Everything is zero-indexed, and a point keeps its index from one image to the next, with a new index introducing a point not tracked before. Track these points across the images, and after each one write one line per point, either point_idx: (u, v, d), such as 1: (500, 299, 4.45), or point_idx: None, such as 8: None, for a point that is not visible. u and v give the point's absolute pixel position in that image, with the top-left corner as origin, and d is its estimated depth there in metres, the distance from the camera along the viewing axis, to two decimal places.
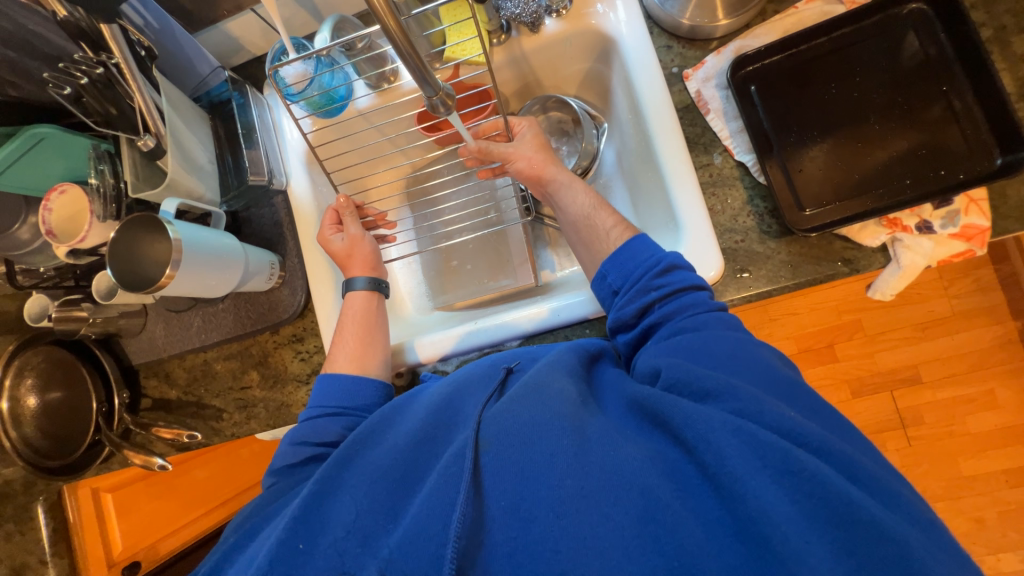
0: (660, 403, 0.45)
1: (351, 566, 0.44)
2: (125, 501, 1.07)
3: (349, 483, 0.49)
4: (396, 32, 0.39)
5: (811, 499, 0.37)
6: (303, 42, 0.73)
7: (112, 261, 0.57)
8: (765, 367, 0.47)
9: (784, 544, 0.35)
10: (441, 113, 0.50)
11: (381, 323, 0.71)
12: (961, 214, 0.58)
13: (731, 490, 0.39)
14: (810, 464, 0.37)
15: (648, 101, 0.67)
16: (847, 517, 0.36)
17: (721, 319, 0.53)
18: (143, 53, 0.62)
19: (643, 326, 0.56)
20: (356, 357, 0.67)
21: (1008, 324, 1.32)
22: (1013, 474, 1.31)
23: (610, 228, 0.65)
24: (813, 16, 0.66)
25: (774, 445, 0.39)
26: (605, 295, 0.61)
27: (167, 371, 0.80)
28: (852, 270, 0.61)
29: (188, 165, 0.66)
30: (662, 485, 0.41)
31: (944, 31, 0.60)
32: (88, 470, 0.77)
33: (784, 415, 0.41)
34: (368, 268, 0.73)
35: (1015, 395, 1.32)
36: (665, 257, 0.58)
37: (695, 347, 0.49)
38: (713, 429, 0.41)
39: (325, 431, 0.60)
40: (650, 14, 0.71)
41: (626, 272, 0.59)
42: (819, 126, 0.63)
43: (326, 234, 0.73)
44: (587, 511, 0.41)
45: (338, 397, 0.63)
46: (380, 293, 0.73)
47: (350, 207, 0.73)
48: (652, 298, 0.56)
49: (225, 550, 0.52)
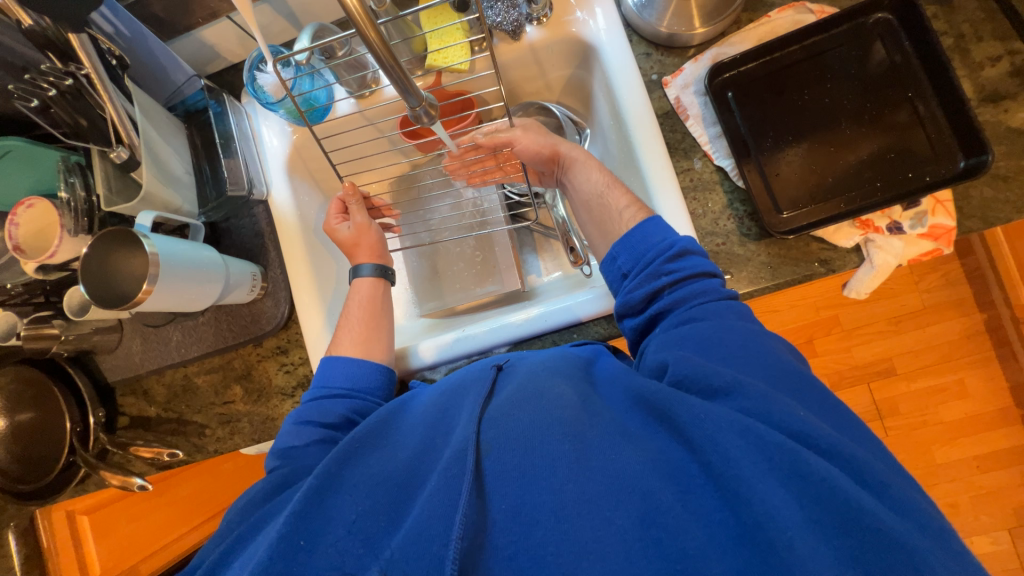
0: (669, 400, 0.46)
1: (352, 568, 0.43)
2: (104, 522, 1.04)
3: (347, 488, 0.48)
4: (378, 42, 0.38)
5: (816, 503, 0.38)
6: (282, 50, 0.72)
7: (85, 280, 0.55)
8: (772, 356, 0.49)
9: (790, 552, 0.36)
10: (426, 122, 0.50)
11: (386, 311, 0.72)
12: (928, 215, 0.60)
13: (737, 492, 0.40)
14: (820, 468, 0.39)
15: (630, 106, 0.68)
16: (852, 523, 0.37)
17: (733, 308, 0.54)
18: (114, 63, 0.60)
19: (650, 312, 0.58)
20: (361, 342, 0.67)
21: (974, 316, 1.37)
22: (984, 459, 1.37)
23: (625, 208, 0.65)
24: (786, 25, 0.68)
25: (782, 447, 0.40)
26: (614, 277, 0.63)
27: (145, 388, 0.78)
28: (828, 271, 0.63)
29: (163, 175, 0.64)
30: (663, 488, 0.41)
31: (908, 40, 0.62)
32: (62, 493, 0.74)
33: (795, 415, 0.43)
34: (375, 255, 0.74)
35: (983, 383, 1.38)
36: (677, 241, 0.59)
37: (703, 337, 0.51)
38: (720, 429, 0.42)
39: (329, 412, 0.60)
40: (629, 22, 0.72)
41: (637, 254, 0.60)
42: (794, 131, 0.65)
43: (332, 223, 0.74)
44: (589, 515, 0.41)
45: (344, 379, 0.63)
46: (386, 280, 0.75)
47: (357, 196, 0.73)
48: (662, 283, 0.57)
49: (228, 544, 0.49)
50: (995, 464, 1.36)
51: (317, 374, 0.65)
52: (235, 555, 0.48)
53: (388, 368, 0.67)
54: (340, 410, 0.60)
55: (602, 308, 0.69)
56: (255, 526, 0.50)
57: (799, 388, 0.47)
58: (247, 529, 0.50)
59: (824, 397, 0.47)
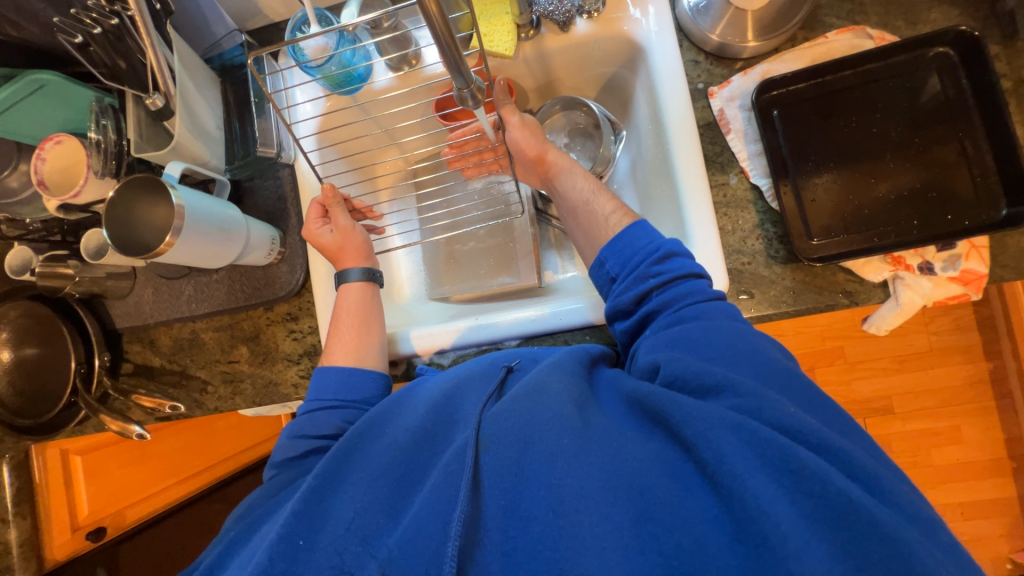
0: (660, 400, 0.45)
1: (351, 566, 0.43)
2: (95, 464, 1.04)
3: (349, 482, 0.49)
4: (437, 15, 0.37)
5: (810, 498, 0.38)
6: (327, 13, 0.70)
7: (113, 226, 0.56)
8: (763, 356, 0.48)
9: (784, 545, 0.36)
10: (471, 105, 0.50)
11: (376, 313, 0.70)
12: (962, 258, 0.59)
13: (730, 488, 0.39)
14: (811, 463, 0.38)
15: (669, 112, 0.67)
16: (845, 515, 0.37)
17: (721, 309, 0.53)
18: (158, 8, 0.59)
19: (640, 314, 0.57)
20: (352, 350, 0.66)
21: (981, 364, 1.36)
22: (969, 507, 1.37)
23: (610, 214, 0.65)
24: (843, 47, 0.66)
25: (774, 443, 0.40)
26: (603, 281, 0.62)
27: (153, 337, 0.78)
28: (851, 303, 0.62)
29: (196, 128, 0.63)
30: (660, 484, 0.41)
31: (966, 77, 0.61)
32: (61, 431, 0.74)
33: (785, 411, 0.42)
34: (361, 259, 0.72)
35: (980, 432, 1.37)
36: (665, 244, 0.58)
37: (693, 338, 0.50)
38: (713, 427, 0.42)
39: (324, 424, 0.60)
40: (682, 26, 0.71)
41: (625, 258, 0.59)
42: (836, 157, 0.63)
43: (313, 227, 0.71)
44: (587, 510, 0.41)
45: (335, 390, 0.63)
46: (375, 283, 0.73)
47: (336, 197, 0.69)
48: (650, 285, 0.56)
49: (224, 547, 0.51)
50: (980, 512, 1.36)
51: (312, 385, 0.65)
52: (233, 554, 0.50)
53: (384, 375, 0.67)
54: (337, 421, 0.60)
55: None
56: (252, 527, 0.52)
57: (824, 413, 0.45)
58: (245, 528, 0.52)
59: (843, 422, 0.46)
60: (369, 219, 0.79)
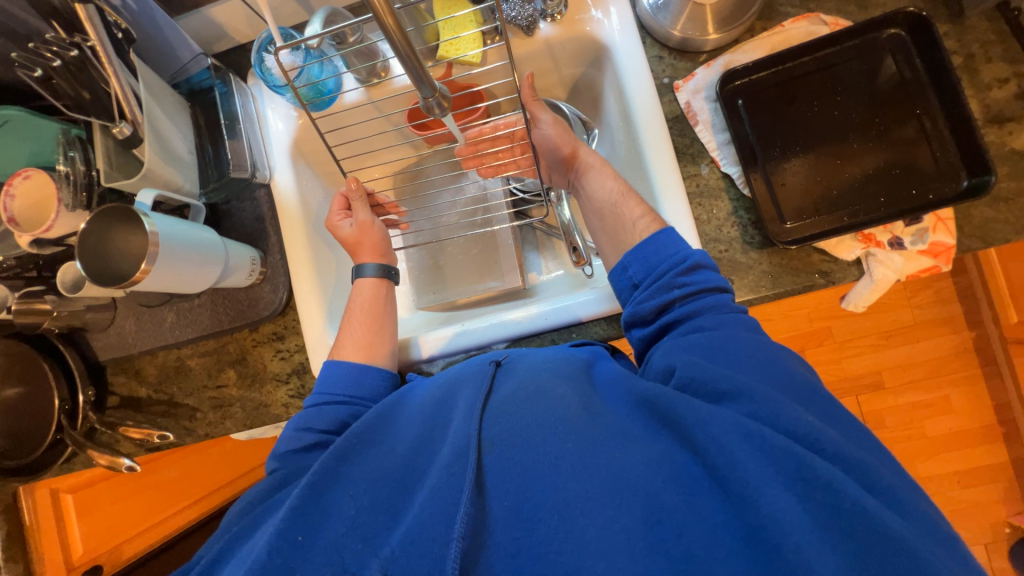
0: (673, 403, 0.46)
1: (352, 565, 0.43)
2: (87, 501, 1.02)
3: (348, 480, 0.49)
4: (394, 28, 0.38)
5: (822, 506, 0.39)
6: (292, 32, 0.71)
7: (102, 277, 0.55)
8: (782, 367, 0.50)
9: (796, 554, 0.37)
10: (437, 114, 0.50)
11: (388, 312, 0.72)
12: (930, 232, 0.61)
13: (741, 494, 0.40)
14: (826, 473, 0.40)
15: (638, 108, 0.68)
16: (860, 526, 0.38)
17: (741, 321, 0.55)
18: (120, 36, 0.59)
19: (660, 323, 0.58)
20: (363, 346, 0.68)
21: (964, 333, 1.39)
22: (965, 475, 1.39)
23: (638, 217, 0.64)
24: (800, 35, 0.68)
25: (787, 451, 0.41)
26: (625, 286, 0.62)
27: (138, 368, 0.77)
28: (828, 282, 0.63)
29: (166, 154, 0.63)
30: (668, 488, 0.42)
31: (919, 56, 0.63)
32: (48, 470, 0.73)
33: (799, 420, 0.44)
34: (378, 254, 0.74)
35: (969, 400, 1.40)
36: (691, 255, 0.59)
37: (713, 345, 0.51)
38: (726, 433, 0.43)
39: (329, 418, 0.60)
40: (643, 24, 0.72)
41: (649, 265, 0.60)
42: (802, 141, 0.65)
43: (335, 219, 0.74)
44: (592, 513, 0.41)
45: (345, 385, 0.63)
46: (389, 280, 0.74)
47: (360, 192, 0.72)
48: (673, 295, 0.57)
49: (227, 540, 0.51)
50: (976, 479, 1.39)
51: (320, 380, 0.65)
52: (231, 553, 0.50)
53: (394, 375, 0.68)
54: (333, 415, 0.61)
55: (603, 309, 0.68)
56: (252, 524, 0.51)
57: (794, 387, 0.48)
58: (248, 522, 0.51)
59: (814, 393, 0.48)
60: (393, 215, 0.82)
